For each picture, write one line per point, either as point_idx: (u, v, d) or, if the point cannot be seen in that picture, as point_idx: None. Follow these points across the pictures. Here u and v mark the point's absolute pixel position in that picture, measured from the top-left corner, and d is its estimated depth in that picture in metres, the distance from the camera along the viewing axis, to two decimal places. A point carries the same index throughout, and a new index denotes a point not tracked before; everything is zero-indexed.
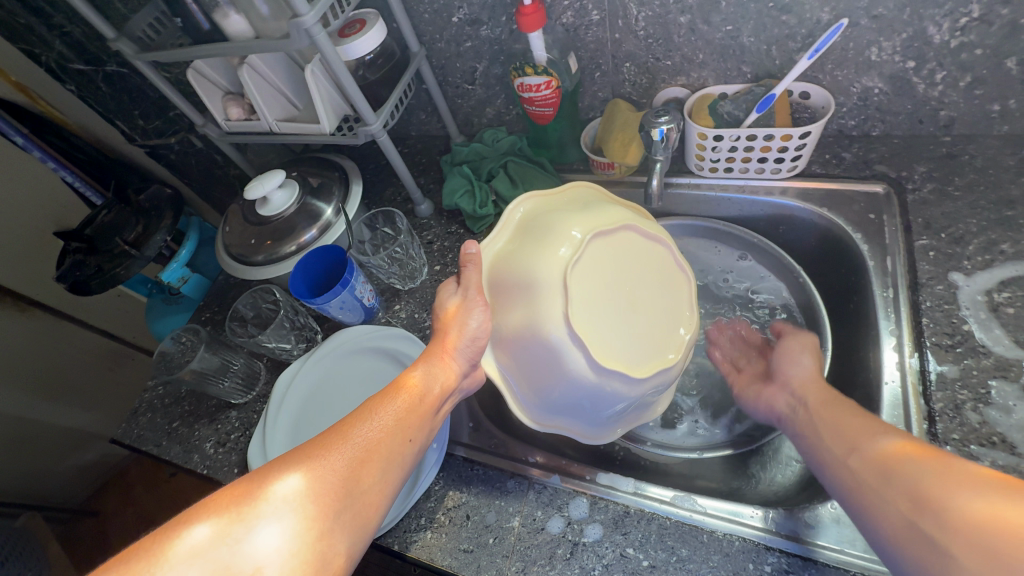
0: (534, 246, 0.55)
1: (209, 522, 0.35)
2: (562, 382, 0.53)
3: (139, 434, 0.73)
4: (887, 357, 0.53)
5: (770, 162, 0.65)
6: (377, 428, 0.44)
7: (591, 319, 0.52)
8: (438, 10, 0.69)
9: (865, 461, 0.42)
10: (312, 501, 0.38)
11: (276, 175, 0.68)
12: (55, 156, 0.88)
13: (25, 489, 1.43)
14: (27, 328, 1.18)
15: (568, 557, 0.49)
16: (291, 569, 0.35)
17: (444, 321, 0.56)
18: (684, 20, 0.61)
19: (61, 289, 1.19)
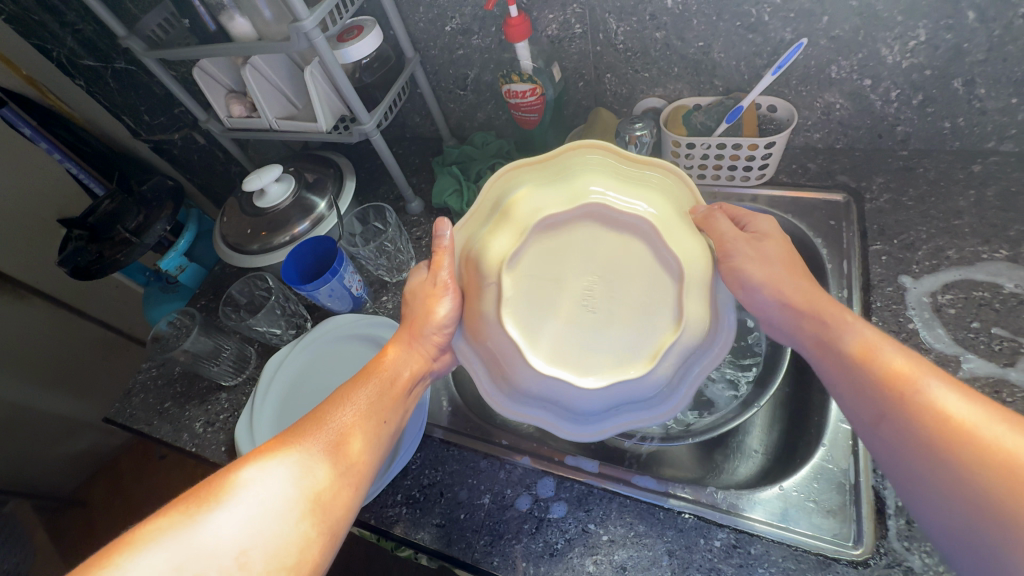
0: (492, 229, 0.55)
1: (191, 509, 0.38)
2: (509, 372, 0.52)
3: (131, 413, 0.75)
4: None
5: (740, 170, 0.70)
6: (351, 414, 0.48)
7: (528, 314, 0.52)
8: (432, 19, 0.73)
9: (904, 429, 0.38)
10: (296, 461, 0.42)
11: (273, 170, 0.72)
12: (60, 148, 0.93)
13: (15, 475, 1.45)
14: (21, 314, 1.22)
15: (534, 531, 0.52)
16: (272, 549, 0.38)
17: (418, 304, 0.57)
18: (659, 35, 0.65)
19: (58, 277, 1.23)
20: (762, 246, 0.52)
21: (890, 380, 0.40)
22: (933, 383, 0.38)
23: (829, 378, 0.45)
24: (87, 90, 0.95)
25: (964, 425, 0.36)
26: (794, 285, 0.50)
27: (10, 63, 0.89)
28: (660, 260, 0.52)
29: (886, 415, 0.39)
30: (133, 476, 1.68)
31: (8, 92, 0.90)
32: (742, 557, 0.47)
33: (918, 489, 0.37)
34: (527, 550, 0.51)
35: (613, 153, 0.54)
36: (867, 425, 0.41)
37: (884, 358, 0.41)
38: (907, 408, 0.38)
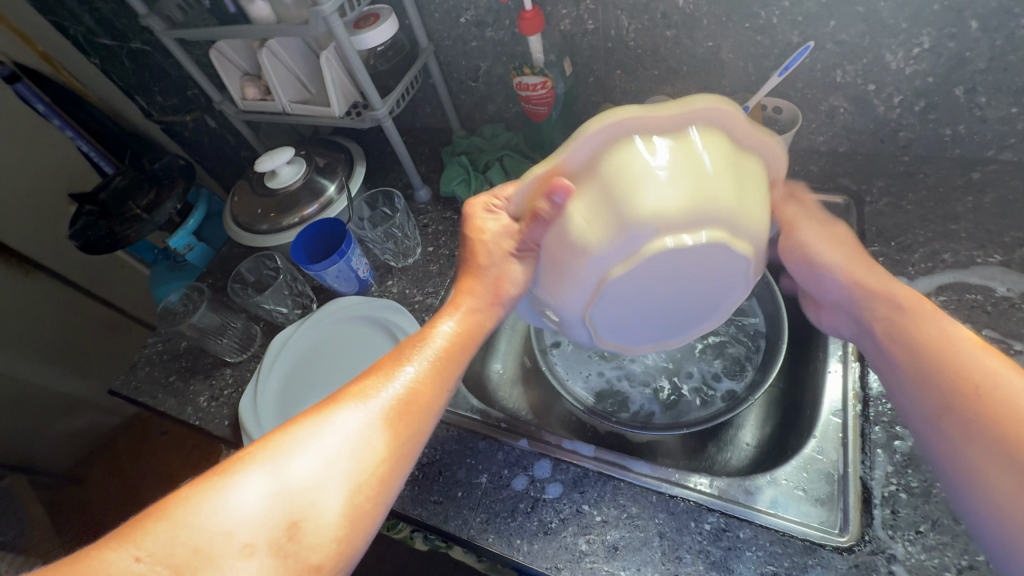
0: (595, 219, 0.44)
1: (253, 468, 0.37)
2: (573, 334, 0.57)
3: (136, 385, 0.77)
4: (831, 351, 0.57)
5: None
6: (418, 379, 0.45)
7: (611, 311, 0.51)
8: (447, 11, 0.75)
9: (925, 393, 0.40)
10: (362, 410, 0.42)
11: (285, 152, 0.74)
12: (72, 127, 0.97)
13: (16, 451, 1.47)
14: (24, 289, 1.25)
15: (529, 510, 0.53)
16: (328, 520, 0.37)
17: (489, 258, 0.52)
18: (670, 34, 0.66)
19: (63, 254, 1.27)
20: (837, 232, 0.53)
21: (939, 347, 0.41)
22: (973, 350, 0.39)
23: (888, 363, 0.44)
24: (103, 70, 1.00)
25: (1002, 390, 0.36)
26: (861, 268, 0.50)
27: (25, 39, 0.96)
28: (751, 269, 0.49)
29: (951, 406, 0.38)
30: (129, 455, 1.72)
31: (24, 68, 0.96)
32: (729, 541, 0.48)
33: (931, 446, 0.39)
34: (522, 528, 0.53)
35: (736, 131, 0.44)
36: (926, 419, 0.39)
37: (928, 327, 0.42)
38: (970, 387, 0.38)
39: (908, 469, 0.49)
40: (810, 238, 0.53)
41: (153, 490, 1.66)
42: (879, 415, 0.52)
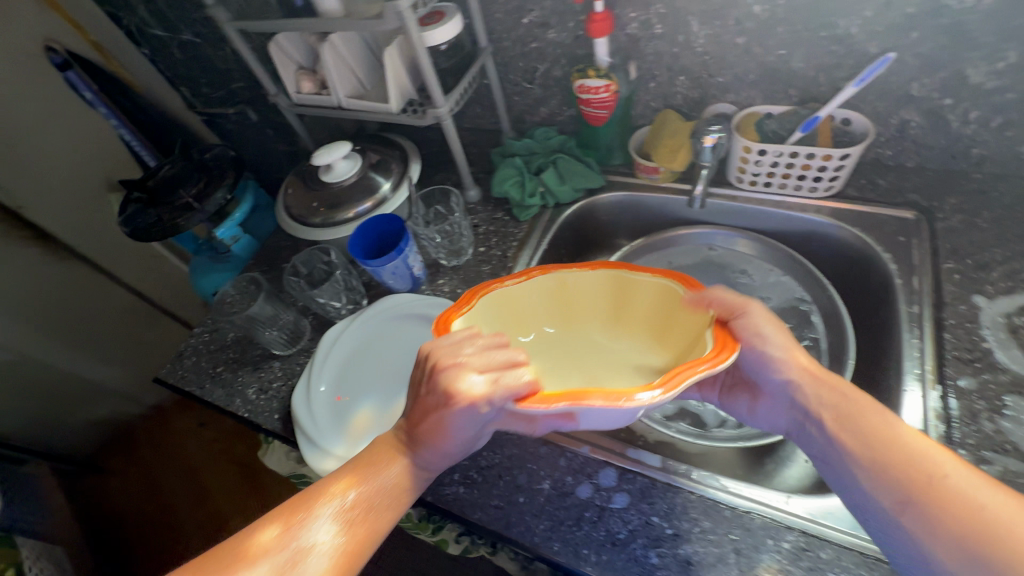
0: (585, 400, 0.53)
1: None
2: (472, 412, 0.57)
3: (183, 374, 0.77)
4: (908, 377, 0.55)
5: (808, 180, 0.70)
6: (358, 511, 0.45)
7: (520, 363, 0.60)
8: (509, 11, 0.74)
9: (888, 489, 0.40)
10: (296, 554, 0.42)
11: (343, 147, 0.75)
12: (116, 113, 1.10)
13: (37, 436, 1.48)
14: (59, 275, 1.27)
15: (596, 520, 0.52)
16: None
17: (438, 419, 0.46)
18: (741, 41, 0.65)
19: (99, 240, 1.30)
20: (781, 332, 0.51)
21: (886, 436, 0.42)
22: (922, 445, 0.41)
23: (840, 454, 0.44)
24: (151, 59, 1.14)
25: (946, 482, 0.39)
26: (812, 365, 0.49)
27: (80, 28, 1.07)
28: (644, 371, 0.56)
29: (910, 501, 0.39)
30: (151, 447, 1.74)
31: (76, 56, 1.07)
32: (809, 560, 0.46)
33: (895, 541, 0.40)
34: (588, 537, 0.51)
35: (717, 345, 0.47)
36: (886, 515, 0.40)
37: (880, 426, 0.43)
38: (922, 481, 0.39)
39: None
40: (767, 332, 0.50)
41: (170, 479, 1.68)
42: (965, 438, 0.50)
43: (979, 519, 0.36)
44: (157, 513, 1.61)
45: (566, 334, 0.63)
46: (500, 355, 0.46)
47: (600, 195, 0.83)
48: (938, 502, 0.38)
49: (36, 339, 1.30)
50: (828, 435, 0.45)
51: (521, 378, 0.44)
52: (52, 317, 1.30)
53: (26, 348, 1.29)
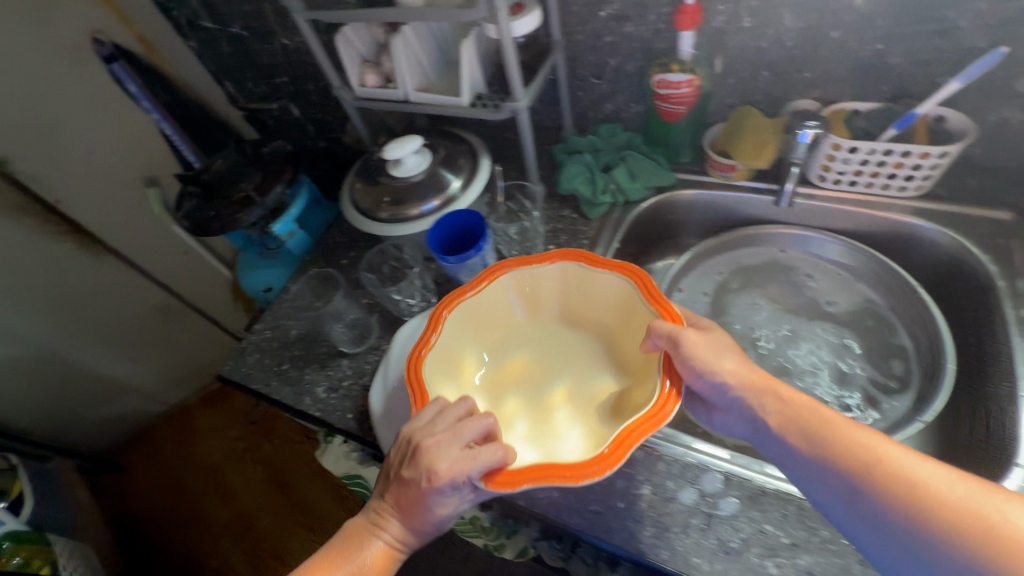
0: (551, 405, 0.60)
1: None
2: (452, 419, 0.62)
3: (247, 372, 0.75)
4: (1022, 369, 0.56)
5: (898, 180, 0.68)
6: None
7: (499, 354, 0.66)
8: (587, 4, 0.73)
9: (858, 494, 0.40)
10: None
11: (414, 141, 0.73)
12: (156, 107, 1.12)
13: (58, 432, 1.46)
14: (90, 269, 1.23)
15: (704, 527, 0.51)
16: None
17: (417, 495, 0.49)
18: (836, 35, 0.63)
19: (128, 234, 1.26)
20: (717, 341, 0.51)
21: (825, 432, 0.43)
22: (882, 445, 0.41)
23: (806, 467, 0.43)
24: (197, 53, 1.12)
25: (915, 481, 0.39)
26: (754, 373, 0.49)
27: (126, 20, 1.06)
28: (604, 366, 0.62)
29: (856, 492, 0.40)
30: (171, 446, 1.68)
31: (122, 49, 1.07)
32: None
33: (876, 546, 0.40)
34: (699, 545, 0.50)
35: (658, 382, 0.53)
36: (838, 505, 0.42)
37: (838, 433, 0.43)
38: (864, 470, 0.41)
39: None
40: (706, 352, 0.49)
41: (193, 477, 1.61)
42: None
43: (955, 511, 0.37)
44: (176, 512, 1.56)
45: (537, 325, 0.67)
46: (471, 431, 0.49)
47: (671, 192, 0.80)
48: (915, 501, 0.38)
49: (59, 334, 1.26)
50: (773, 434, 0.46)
51: (491, 456, 0.47)
52: (80, 312, 1.27)
53: (52, 343, 1.26)
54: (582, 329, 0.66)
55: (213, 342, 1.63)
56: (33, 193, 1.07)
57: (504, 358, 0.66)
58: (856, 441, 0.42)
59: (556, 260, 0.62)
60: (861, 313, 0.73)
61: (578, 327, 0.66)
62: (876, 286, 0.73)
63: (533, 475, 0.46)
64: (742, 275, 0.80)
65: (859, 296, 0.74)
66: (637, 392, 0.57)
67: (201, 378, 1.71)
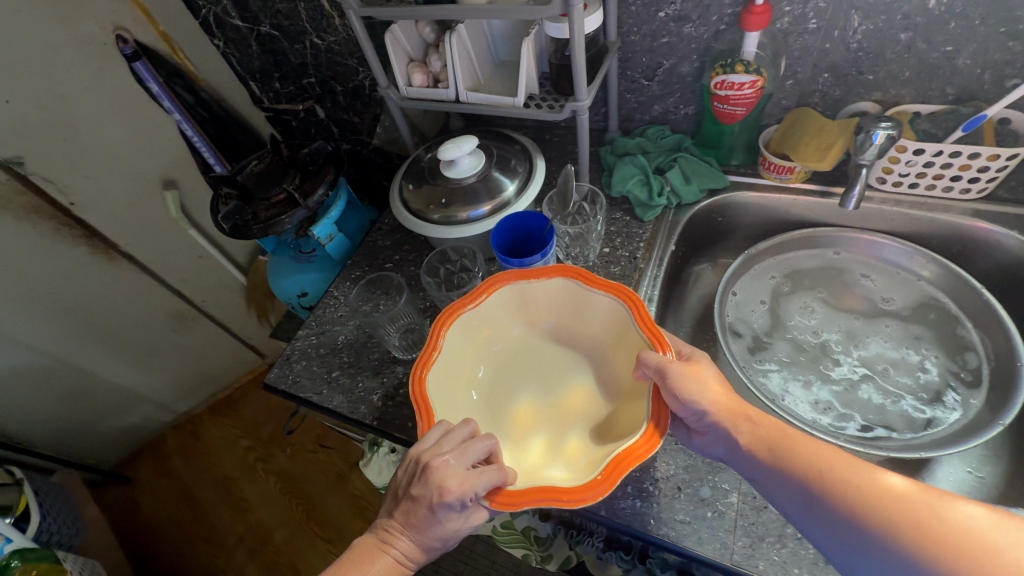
0: (563, 431, 0.57)
1: None
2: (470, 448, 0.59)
3: (295, 380, 0.72)
4: None
5: (962, 182, 0.68)
6: None
7: (501, 380, 0.62)
8: (646, 4, 0.72)
9: (834, 517, 0.41)
10: None
11: (471, 141, 0.71)
12: (180, 107, 1.05)
13: (66, 444, 1.40)
14: (107, 277, 1.17)
15: (800, 536, 0.49)
16: None
17: (424, 513, 0.48)
18: (904, 37, 0.63)
19: (150, 241, 1.20)
20: (701, 370, 0.51)
21: (794, 449, 0.45)
22: (853, 466, 0.42)
23: (787, 493, 0.44)
24: (222, 51, 1.09)
25: (883, 496, 0.40)
26: (731, 400, 0.49)
27: (150, 18, 0.97)
28: (601, 379, 0.60)
29: (814, 498, 0.42)
30: (179, 456, 1.62)
31: (144, 47, 0.99)
32: None
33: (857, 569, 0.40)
34: (797, 555, 0.49)
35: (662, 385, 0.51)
36: (800, 509, 0.44)
37: (817, 459, 0.43)
38: (823, 479, 0.42)
39: None
40: (690, 381, 0.49)
41: (205, 490, 1.56)
42: None
43: (925, 527, 0.37)
44: (187, 527, 1.50)
45: (530, 343, 0.65)
46: (477, 448, 0.48)
47: (725, 194, 0.80)
48: (887, 521, 0.38)
49: (71, 343, 1.20)
50: (743, 447, 0.47)
51: (496, 475, 0.47)
52: (94, 321, 1.21)
53: (65, 353, 1.21)
54: (570, 344, 0.64)
55: (226, 351, 1.59)
56: (49, 196, 0.98)
57: (495, 371, 0.63)
58: (828, 464, 0.43)
59: (555, 277, 0.60)
60: (922, 313, 0.72)
61: (566, 342, 0.64)
62: (936, 284, 0.72)
63: (534, 496, 0.45)
64: (796, 279, 0.79)
65: (917, 295, 0.73)
66: (624, 411, 0.55)
67: (211, 388, 1.66)
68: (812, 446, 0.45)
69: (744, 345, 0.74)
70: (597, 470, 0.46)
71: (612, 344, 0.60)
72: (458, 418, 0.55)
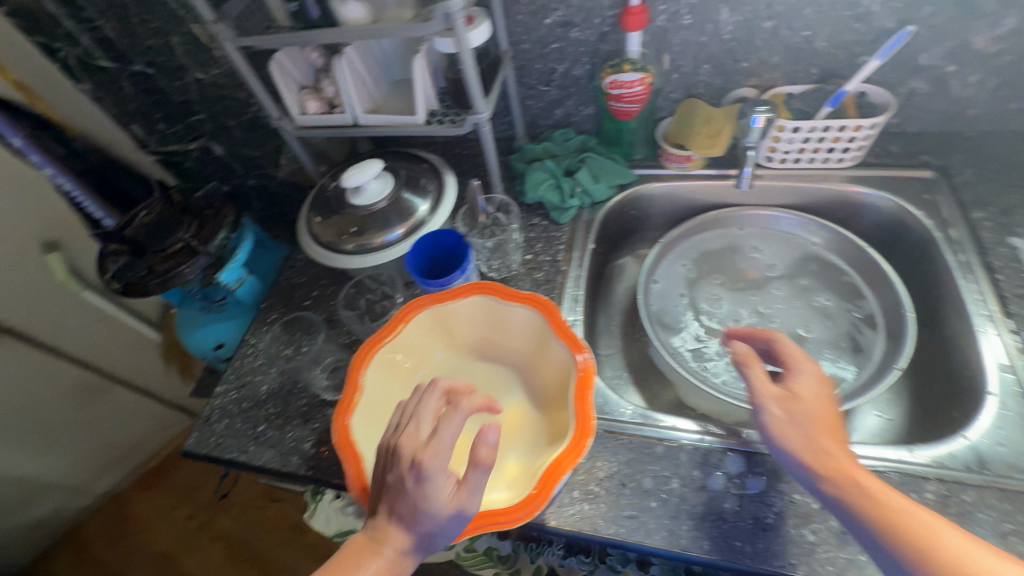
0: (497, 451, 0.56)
1: None
2: None
3: (217, 442, 0.67)
4: (986, 334, 0.59)
5: (836, 152, 0.74)
6: None
7: None
8: (533, 12, 0.73)
9: None
10: None
11: (374, 165, 0.69)
12: (51, 161, 0.89)
13: None
14: None
15: (739, 509, 0.51)
16: None
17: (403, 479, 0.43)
18: (768, 25, 0.68)
19: (35, 311, 1.06)
20: (807, 409, 0.48)
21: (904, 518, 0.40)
22: (984, 557, 0.37)
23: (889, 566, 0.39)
24: (93, 94, 0.92)
25: None
26: (840, 450, 0.45)
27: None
28: (529, 392, 0.60)
29: None
30: (105, 543, 1.46)
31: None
32: (958, 505, 0.49)
33: None
34: (737, 528, 0.50)
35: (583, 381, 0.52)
36: None
37: (933, 535, 0.38)
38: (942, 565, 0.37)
39: None
40: (786, 422, 0.47)
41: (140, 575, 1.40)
42: None
43: None
44: None
45: (454, 366, 0.63)
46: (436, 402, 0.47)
47: (633, 188, 0.82)
48: None
49: None
50: (841, 508, 0.43)
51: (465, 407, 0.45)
52: None
53: None
54: (495, 361, 0.63)
55: (146, 418, 1.44)
56: None
57: None
58: (946, 546, 0.38)
59: (472, 296, 0.59)
60: (821, 276, 0.78)
61: (491, 357, 0.63)
62: (829, 247, 0.78)
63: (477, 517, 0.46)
64: (707, 260, 0.83)
65: (814, 259, 0.79)
66: (554, 419, 0.56)
67: (136, 459, 1.50)
68: (932, 520, 0.39)
69: (669, 331, 0.77)
70: (532, 484, 0.47)
71: (534, 355, 0.60)
72: None
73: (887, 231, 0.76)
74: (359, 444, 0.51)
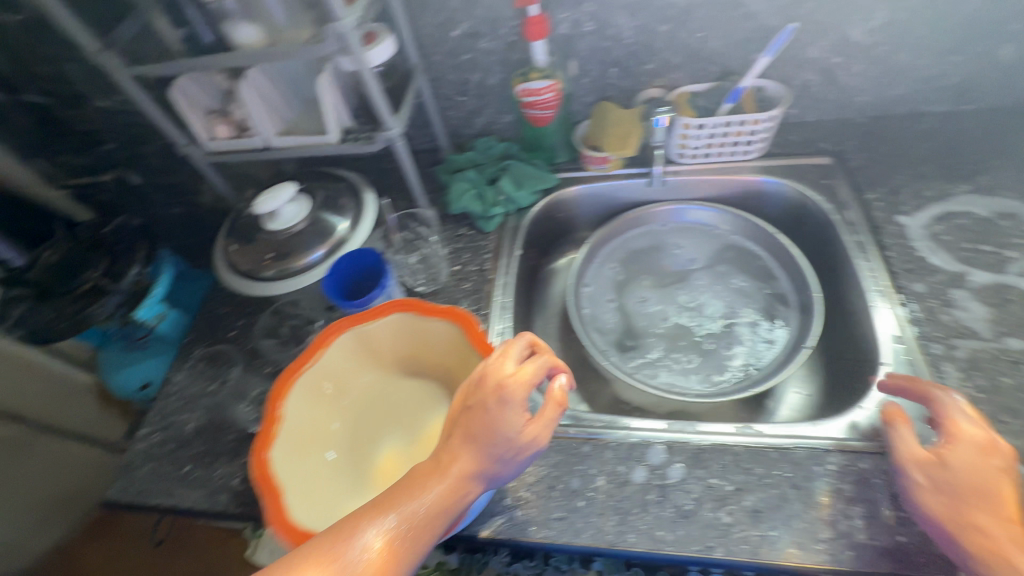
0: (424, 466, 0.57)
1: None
2: None
3: (141, 488, 0.64)
4: (880, 308, 0.63)
5: (742, 145, 0.78)
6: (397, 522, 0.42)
7: (358, 434, 0.60)
8: (439, 25, 0.74)
9: None
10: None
11: (287, 189, 0.67)
12: None
13: None
14: None
15: (660, 499, 0.53)
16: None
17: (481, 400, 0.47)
18: (665, 28, 0.71)
19: None
20: (967, 474, 0.45)
21: None
22: None
23: None
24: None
25: None
26: (1004, 527, 0.42)
27: None
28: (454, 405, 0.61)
29: None
30: None
31: None
32: (856, 473, 0.52)
33: None
34: (659, 518, 0.52)
35: None
36: None
37: None
38: None
39: (971, 372, 0.56)
40: (933, 490, 0.45)
41: None
42: (929, 333, 0.59)
43: None
44: None
45: (381, 385, 0.63)
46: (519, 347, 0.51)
47: (556, 192, 0.84)
48: None
49: None
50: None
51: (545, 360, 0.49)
52: None
53: None
54: (420, 377, 0.63)
55: None
56: None
57: (350, 424, 0.60)
58: None
59: (394, 313, 0.59)
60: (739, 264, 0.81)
61: (417, 373, 0.63)
62: (744, 235, 0.82)
63: None
64: (634, 257, 0.85)
65: (732, 247, 0.83)
66: None
67: None
68: None
69: (599, 329, 0.79)
70: None
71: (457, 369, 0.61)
72: (313, 487, 0.52)
73: (794, 216, 0.80)
74: (281, 478, 0.50)
